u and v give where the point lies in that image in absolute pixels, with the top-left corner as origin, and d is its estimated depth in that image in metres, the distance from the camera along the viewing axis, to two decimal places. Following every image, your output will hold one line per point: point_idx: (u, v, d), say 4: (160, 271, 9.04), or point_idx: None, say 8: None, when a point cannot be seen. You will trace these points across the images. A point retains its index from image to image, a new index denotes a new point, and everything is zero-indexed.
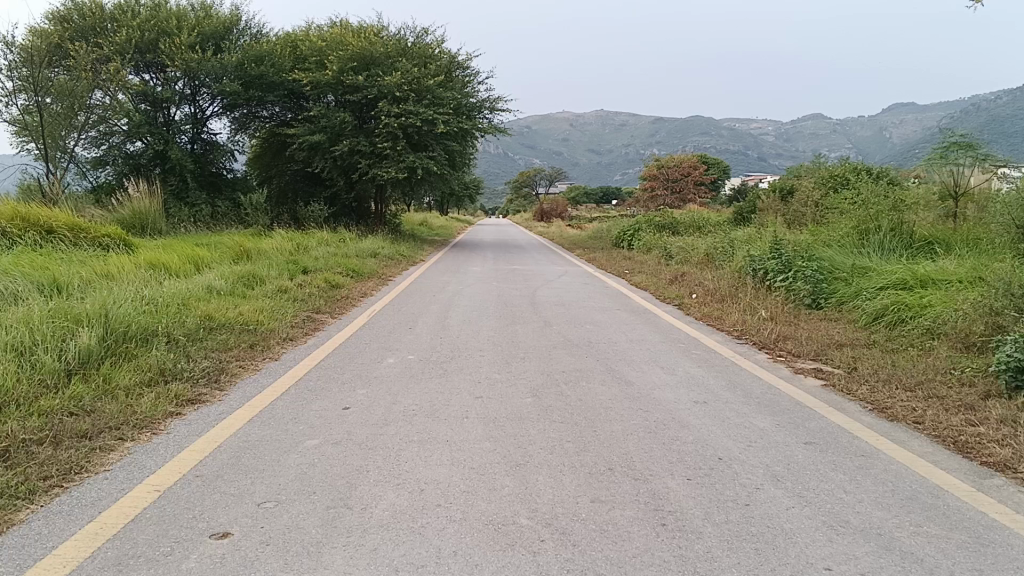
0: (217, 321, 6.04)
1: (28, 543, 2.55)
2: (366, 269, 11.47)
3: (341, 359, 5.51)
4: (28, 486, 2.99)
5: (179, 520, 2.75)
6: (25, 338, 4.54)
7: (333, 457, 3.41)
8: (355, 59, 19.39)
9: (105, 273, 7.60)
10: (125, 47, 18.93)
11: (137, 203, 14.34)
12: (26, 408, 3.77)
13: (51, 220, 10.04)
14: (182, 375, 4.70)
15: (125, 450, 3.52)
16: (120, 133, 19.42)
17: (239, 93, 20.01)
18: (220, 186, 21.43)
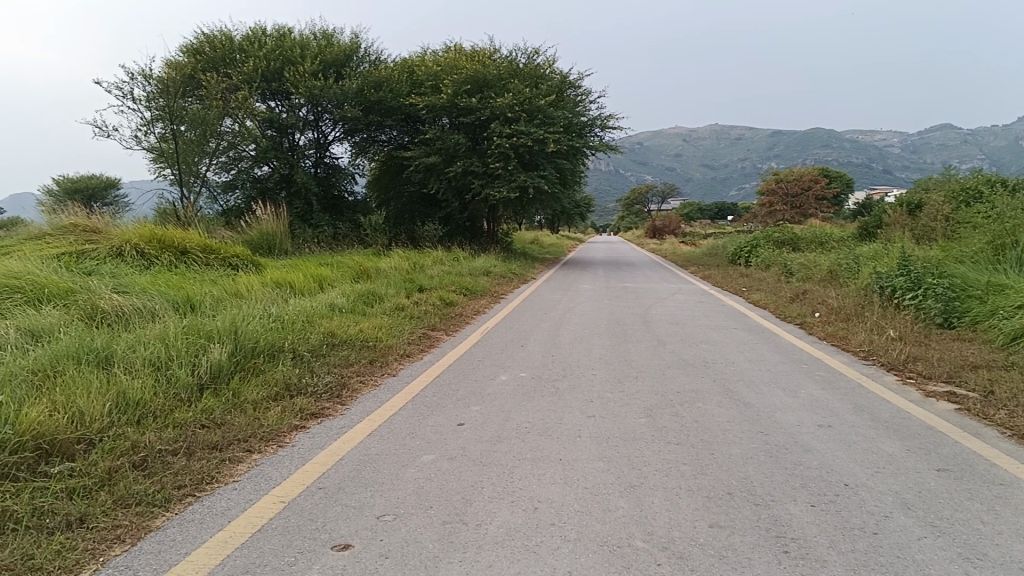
0: (339, 338, 6.24)
1: (163, 550, 2.68)
2: (480, 287, 11.64)
3: (455, 376, 5.60)
4: (164, 494, 3.16)
5: (302, 531, 2.83)
6: (162, 353, 4.81)
7: (449, 472, 3.45)
8: (469, 82, 19.75)
9: (236, 292, 7.98)
10: (252, 76, 19.90)
11: (265, 224, 15.01)
12: (163, 419, 3.98)
13: (185, 241, 10.61)
14: (306, 390, 4.87)
15: (253, 461, 3.67)
16: (248, 158, 20.37)
17: (359, 118, 20.72)
18: (342, 208, 22.18)
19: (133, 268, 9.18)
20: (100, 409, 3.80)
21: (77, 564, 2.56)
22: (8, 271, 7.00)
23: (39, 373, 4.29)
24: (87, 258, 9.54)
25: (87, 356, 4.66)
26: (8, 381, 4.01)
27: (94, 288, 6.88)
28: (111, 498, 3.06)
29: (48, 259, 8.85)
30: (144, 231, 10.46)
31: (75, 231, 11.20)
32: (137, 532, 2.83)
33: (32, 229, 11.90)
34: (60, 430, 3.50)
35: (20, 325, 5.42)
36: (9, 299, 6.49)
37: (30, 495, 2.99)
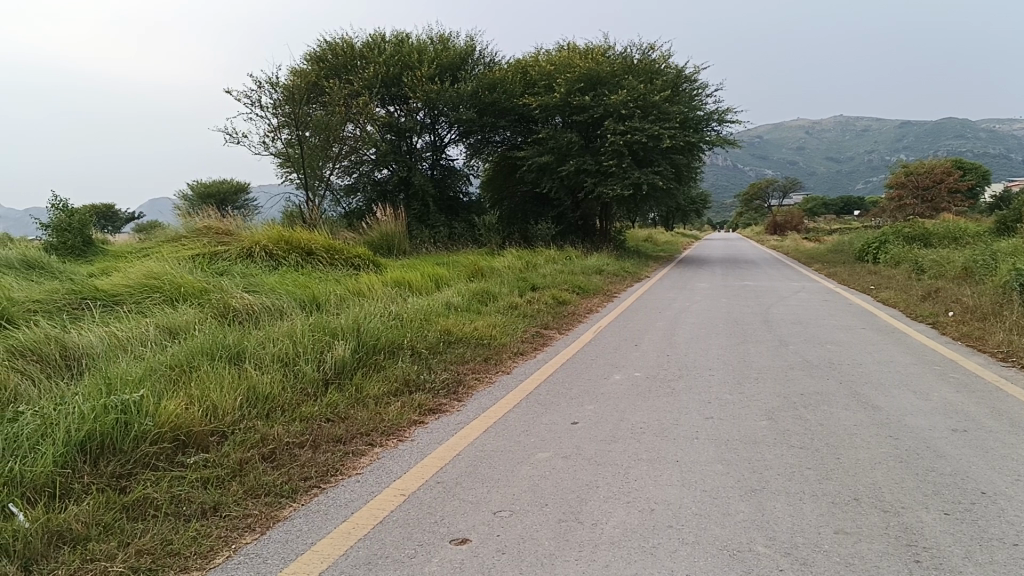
0: (455, 335, 6.33)
1: (291, 539, 2.78)
2: (593, 286, 11.59)
3: (569, 374, 5.59)
4: (291, 486, 3.28)
5: (422, 524, 2.89)
6: (289, 350, 5.00)
7: (563, 471, 3.46)
8: (582, 80, 19.68)
9: (357, 291, 8.21)
10: (372, 82, 20.46)
11: (384, 226, 15.40)
12: (290, 413, 4.14)
13: (310, 242, 11.00)
14: (425, 386, 4.97)
15: (375, 454, 3.78)
16: (368, 162, 20.95)
17: (473, 120, 20.98)
18: (457, 209, 22.51)
19: (262, 268, 9.59)
20: (232, 403, 3.98)
21: (211, 550, 2.69)
22: (149, 273, 7.42)
23: (177, 368, 4.53)
24: (220, 259, 10.04)
25: (219, 352, 4.89)
26: (150, 375, 4.26)
27: (227, 287, 7.22)
28: (242, 488, 3.19)
29: (184, 260, 9.35)
30: (273, 233, 10.92)
31: (208, 233, 11.79)
32: (267, 522, 2.95)
33: (171, 232, 12.60)
34: (196, 422, 3.68)
35: (160, 323, 5.75)
36: (151, 299, 6.89)
37: (169, 483, 3.16)
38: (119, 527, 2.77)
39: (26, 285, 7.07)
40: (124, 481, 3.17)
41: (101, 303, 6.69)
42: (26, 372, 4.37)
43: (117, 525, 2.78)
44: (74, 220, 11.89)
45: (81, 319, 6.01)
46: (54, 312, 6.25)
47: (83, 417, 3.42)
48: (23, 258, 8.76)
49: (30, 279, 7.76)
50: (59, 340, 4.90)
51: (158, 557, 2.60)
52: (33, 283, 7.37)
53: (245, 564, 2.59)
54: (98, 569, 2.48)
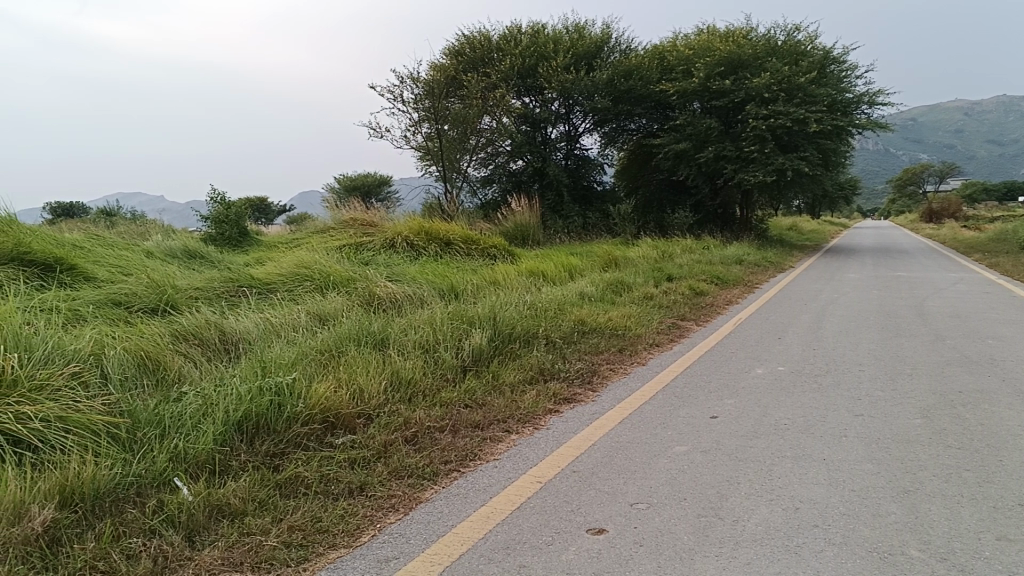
0: (590, 325, 6.33)
1: (432, 521, 2.86)
2: (732, 276, 11.31)
3: (708, 367, 5.48)
4: (433, 469, 3.37)
5: (559, 512, 2.91)
6: (429, 337, 5.15)
7: (703, 465, 3.40)
8: (723, 64, 19.19)
9: (493, 280, 8.34)
10: (509, 74, 20.66)
11: (520, 217, 15.57)
12: (431, 398, 4.24)
13: (449, 233, 11.24)
14: (560, 375, 4.99)
15: (512, 441, 3.82)
16: (504, 153, 21.19)
17: (609, 108, 20.86)
18: (591, 198, 22.43)
19: (404, 258, 9.87)
20: (377, 387, 4.12)
21: (357, 529, 2.79)
22: (299, 262, 7.78)
23: (326, 353, 4.73)
24: (365, 249, 10.40)
25: (364, 338, 5.07)
26: (301, 359, 4.46)
27: (371, 277, 7.48)
28: (386, 469, 3.31)
29: (332, 250, 9.73)
30: (412, 225, 11.23)
31: (352, 225, 12.23)
32: (409, 503, 3.04)
33: (319, 224, 13.14)
34: (343, 404, 3.83)
35: (310, 310, 6.01)
36: (301, 287, 7.21)
37: (318, 463, 3.30)
38: (273, 504, 2.92)
39: (190, 274, 7.55)
40: (277, 460, 3.33)
41: (257, 291, 7.05)
42: (189, 355, 4.66)
43: (271, 501, 2.93)
44: (231, 212, 12.59)
45: (239, 305, 6.36)
46: (214, 298, 6.63)
47: (241, 398, 3.63)
48: (186, 249, 9.33)
49: (193, 268, 8.27)
50: (218, 326, 5.20)
51: (309, 533, 2.73)
52: (195, 271, 7.86)
53: (388, 543, 2.68)
54: (254, 542, 2.63)
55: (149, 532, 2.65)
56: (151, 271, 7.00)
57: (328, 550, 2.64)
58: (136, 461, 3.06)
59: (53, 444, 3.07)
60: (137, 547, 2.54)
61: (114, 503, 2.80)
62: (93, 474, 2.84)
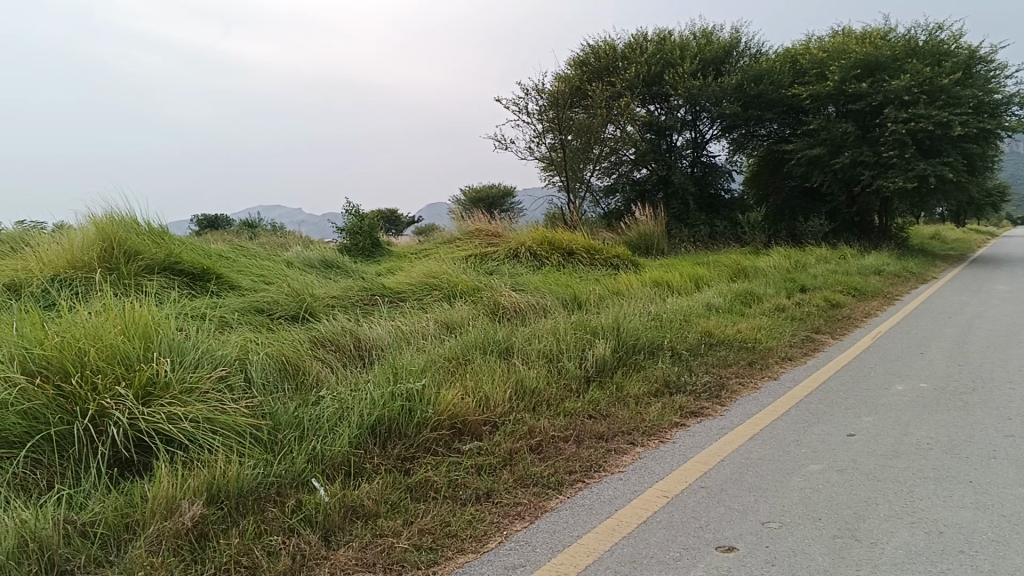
0: (718, 337, 6.20)
1: (558, 530, 2.86)
2: (870, 288, 10.83)
3: (843, 382, 5.27)
4: (558, 478, 3.38)
5: (687, 528, 2.86)
6: (553, 347, 5.17)
7: (839, 485, 3.26)
8: (859, 66, 18.49)
9: (617, 290, 8.29)
10: (635, 82, 20.58)
11: (644, 226, 15.45)
12: (555, 407, 4.26)
13: (572, 243, 11.27)
14: (686, 388, 4.89)
15: (637, 453, 3.79)
16: (628, 162, 21.08)
17: (738, 114, 20.43)
18: (719, 206, 21.98)
19: (528, 268, 9.96)
20: (502, 395, 4.17)
21: (485, 535, 2.83)
22: (428, 272, 7.97)
23: (453, 360, 4.83)
24: (489, 259, 10.55)
25: (490, 346, 5.15)
26: (429, 366, 4.57)
27: (496, 287, 7.59)
28: (512, 477, 3.34)
29: (459, 260, 9.92)
30: (536, 235, 11.33)
31: (478, 235, 12.42)
32: (535, 511, 3.06)
33: (446, 235, 13.44)
34: (470, 411, 3.90)
35: (438, 318, 6.15)
36: (430, 296, 7.37)
37: (447, 468, 3.37)
38: (404, 507, 2.99)
39: (326, 283, 7.85)
40: (407, 464, 3.42)
41: (388, 299, 7.26)
42: (326, 360, 4.85)
43: (402, 504, 3.01)
44: (364, 223, 13.02)
45: (372, 313, 6.56)
46: (348, 306, 6.87)
47: (374, 403, 3.77)
48: (323, 259, 9.70)
49: (329, 277, 8.61)
50: (353, 333, 5.39)
51: (438, 537, 2.79)
52: (331, 280, 8.19)
53: (515, 551, 2.71)
54: (387, 544, 2.70)
55: (288, 530, 2.77)
56: (290, 280, 7.32)
57: (457, 554, 2.68)
58: (277, 462, 3.21)
59: (201, 443, 3.25)
60: (278, 544, 2.65)
61: (257, 501, 2.94)
62: (238, 474, 2.98)
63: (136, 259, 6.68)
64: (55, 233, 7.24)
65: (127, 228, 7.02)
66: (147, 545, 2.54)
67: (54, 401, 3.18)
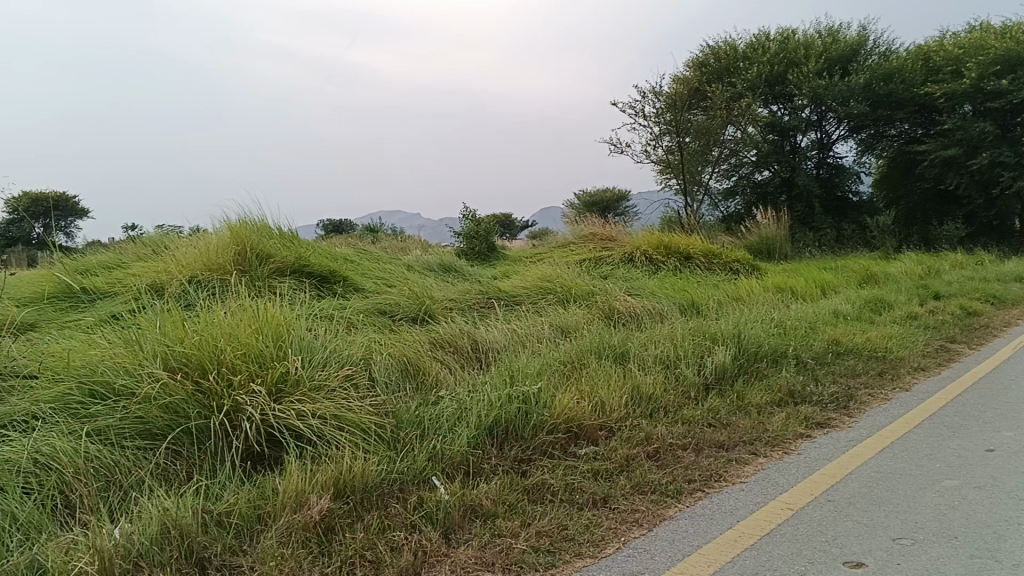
0: (844, 346, 5.97)
1: (677, 539, 2.82)
2: (1012, 295, 10.21)
3: (982, 396, 4.98)
4: (676, 487, 3.33)
5: (812, 542, 2.77)
6: (672, 353, 5.10)
7: (977, 503, 3.09)
8: (999, 62, 17.55)
9: (737, 296, 8.10)
10: (756, 82, 20.11)
11: (765, 229, 15.07)
12: (673, 415, 4.19)
13: (690, 247, 11.10)
14: (811, 398, 4.73)
15: (759, 464, 3.69)
16: (749, 164, 20.60)
17: (866, 114, 19.66)
18: (846, 209, 21.17)
19: (644, 272, 9.86)
20: (619, 400, 4.14)
21: (603, 540, 2.81)
22: (544, 276, 8.00)
23: (570, 364, 4.83)
24: (604, 263, 10.51)
25: (607, 351, 5.12)
26: (545, 370, 4.59)
27: (612, 291, 7.55)
28: (629, 483, 3.31)
29: (574, 264, 9.90)
30: (653, 239, 11.22)
31: (593, 239, 12.39)
32: (653, 519, 3.02)
33: (561, 239, 13.46)
34: (587, 416, 3.88)
35: (554, 322, 6.16)
36: (545, 300, 7.40)
37: (563, 472, 3.37)
38: (521, 508, 3.01)
39: (444, 286, 7.97)
40: (524, 466, 3.44)
41: (504, 302, 7.33)
42: (445, 361, 4.94)
43: (520, 505, 3.03)
44: (480, 228, 13.17)
45: (489, 316, 6.63)
46: (466, 309, 6.96)
47: (491, 404, 3.83)
48: (441, 263, 9.87)
49: (448, 280, 8.76)
50: (471, 336, 5.47)
51: (555, 540, 2.79)
52: (448, 283, 8.31)
53: (633, 557, 2.68)
54: (505, 544, 2.73)
55: (409, 527, 2.83)
56: (410, 283, 7.48)
57: (575, 558, 2.68)
58: (399, 459, 3.30)
59: (327, 439, 3.36)
60: (400, 540, 2.71)
61: (380, 497, 3.02)
62: (363, 470, 3.08)
63: (267, 262, 6.97)
64: (192, 237, 7.64)
65: (259, 233, 7.34)
66: (277, 536, 2.65)
67: (193, 395, 3.35)
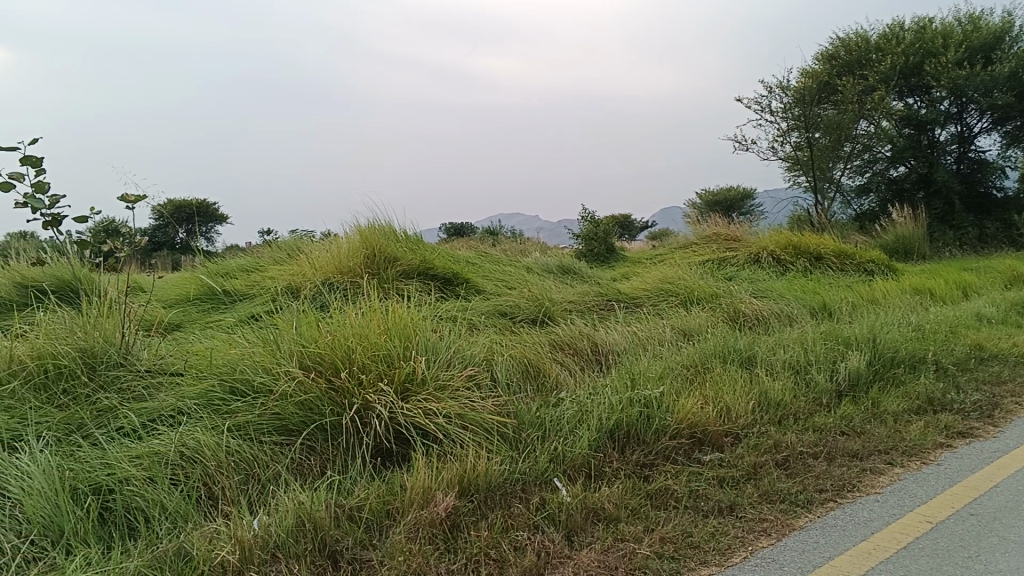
0: (989, 351, 5.64)
1: (807, 549, 2.74)
2: None
3: None
4: (806, 496, 3.22)
5: (954, 557, 2.63)
6: (801, 358, 4.95)
7: None
8: None
9: (871, 298, 7.77)
10: (890, 74, 19.25)
11: (901, 228, 14.40)
12: (803, 422, 4.07)
13: (819, 247, 10.74)
14: (952, 407, 4.48)
15: (895, 474, 3.53)
16: (883, 159, 19.60)
17: (1012, 105, 18.39)
18: (990, 206, 19.79)
19: (770, 274, 9.61)
20: (746, 406, 4.05)
21: (728, 549, 2.76)
22: (666, 277, 7.91)
23: (693, 368, 4.76)
24: (728, 264, 10.30)
25: (732, 355, 5.02)
26: (668, 373, 4.53)
27: (736, 294, 7.38)
28: (756, 491, 3.23)
29: (696, 266, 9.74)
30: (781, 239, 10.93)
31: (716, 240, 12.13)
32: (782, 529, 2.93)
33: (682, 239, 13.26)
34: (712, 421, 3.81)
35: (676, 325, 6.08)
36: (667, 301, 7.31)
37: (687, 478, 3.32)
38: (644, 513, 2.99)
39: (564, 287, 7.99)
40: (647, 471, 3.41)
41: (624, 304, 7.28)
42: (566, 364, 4.95)
43: (642, 510, 3.01)
44: (599, 229, 13.10)
45: (609, 318, 6.62)
46: (585, 311, 6.95)
47: (613, 408, 3.82)
48: (560, 264, 9.90)
49: (567, 282, 8.78)
50: (592, 338, 5.47)
51: (680, 547, 2.75)
52: (568, 285, 8.32)
53: (761, 567, 2.62)
54: (628, 549, 2.71)
55: (532, 527, 2.85)
56: (531, 285, 7.52)
57: (700, 566, 2.64)
58: (521, 460, 3.34)
59: (453, 437, 3.43)
60: (523, 540, 2.74)
61: (504, 496, 3.06)
62: (487, 468, 3.13)
63: (394, 265, 7.15)
64: (322, 241, 7.94)
65: (386, 237, 7.56)
66: (405, 532, 2.72)
67: (326, 393, 3.49)
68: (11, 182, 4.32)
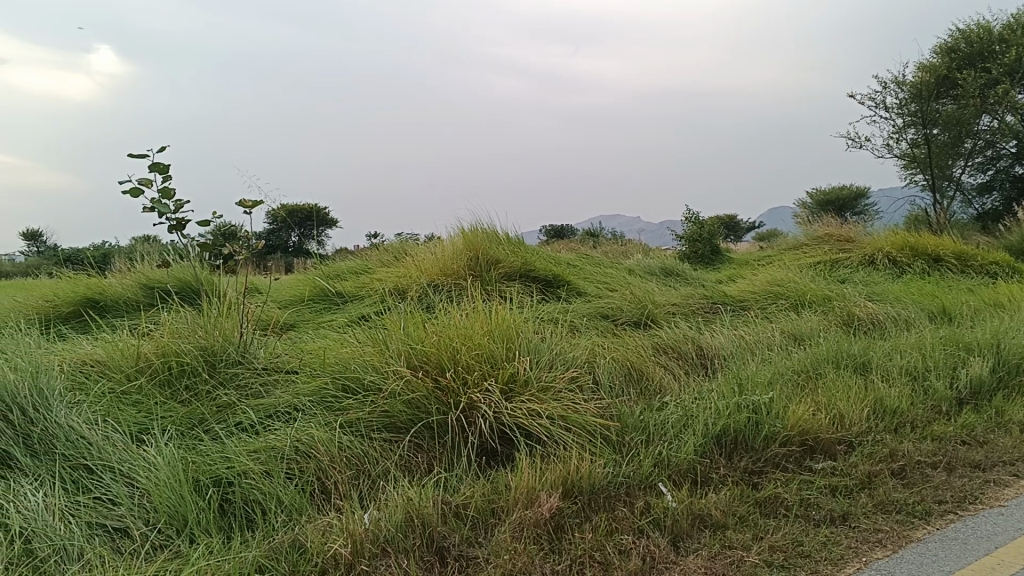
0: None
1: (926, 562, 2.64)
2: None
3: None
4: (925, 508, 3.10)
5: None
6: (917, 363, 4.77)
7: None
8: None
9: (995, 302, 7.40)
10: (1016, 66, 18.06)
11: None
12: (921, 430, 3.91)
13: (938, 248, 10.28)
14: None
15: (1021, 487, 3.35)
16: (1008, 155, 18.58)
17: None
18: None
19: (885, 276, 9.28)
20: (860, 414, 3.92)
21: (841, 559, 2.68)
22: (774, 279, 7.74)
23: (803, 373, 4.64)
24: (841, 266, 9.99)
25: (845, 360, 4.87)
26: (777, 379, 4.43)
27: (849, 297, 7.16)
28: (871, 501, 3.13)
29: (806, 267, 9.48)
30: (897, 239, 10.53)
31: (828, 240, 11.80)
32: (898, 540, 2.83)
33: (792, 239, 12.94)
34: (823, 428, 3.71)
35: (785, 329, 5.94)
36: (775, 304, 7.14)
37: (797, 486, 3.25)
38: (753, 520, 2.94)
39: (668, 290, 7.91)
40: (756, 478, 3.34)
41: (731, 307, 7.16)
42: (670, 367, 4.91)
43: (750, 518, 2.96)
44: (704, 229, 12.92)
45: (715, 321, 6.52)
46: (690, 313, 6.87)
47: (720, 413, 3.77)
48: (663, 266, 9.81)
49: (672, 284, 8.70)
50: (696, 341, 5.40)
51: (790, 556, 2.69)
52: (673, 288, 8.23)
53: None
54: (736, 556, 2.67)
55: (637, 530, 2.85)
56: (634, 287, 7.47)
57: None
58: (625, 463, 3.34)
59: (556, 438, 3.45)
60: (628, 543, 2.74)
61: (609, 499, 3.06)
62: (591, 471, 3.14)
63: (497, 267, 7.23)
64: (428, 244, 8.09)
65: (490, 240, 7.65)
66: (510, 531, 2.75)
67: (433, 393, 3.56)
68: (141, 188, 4.61)
